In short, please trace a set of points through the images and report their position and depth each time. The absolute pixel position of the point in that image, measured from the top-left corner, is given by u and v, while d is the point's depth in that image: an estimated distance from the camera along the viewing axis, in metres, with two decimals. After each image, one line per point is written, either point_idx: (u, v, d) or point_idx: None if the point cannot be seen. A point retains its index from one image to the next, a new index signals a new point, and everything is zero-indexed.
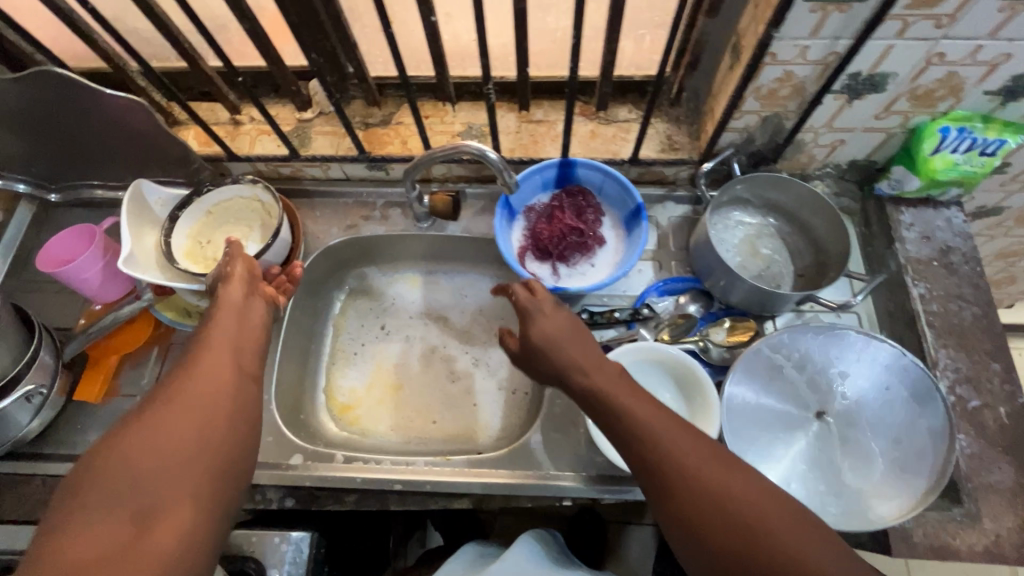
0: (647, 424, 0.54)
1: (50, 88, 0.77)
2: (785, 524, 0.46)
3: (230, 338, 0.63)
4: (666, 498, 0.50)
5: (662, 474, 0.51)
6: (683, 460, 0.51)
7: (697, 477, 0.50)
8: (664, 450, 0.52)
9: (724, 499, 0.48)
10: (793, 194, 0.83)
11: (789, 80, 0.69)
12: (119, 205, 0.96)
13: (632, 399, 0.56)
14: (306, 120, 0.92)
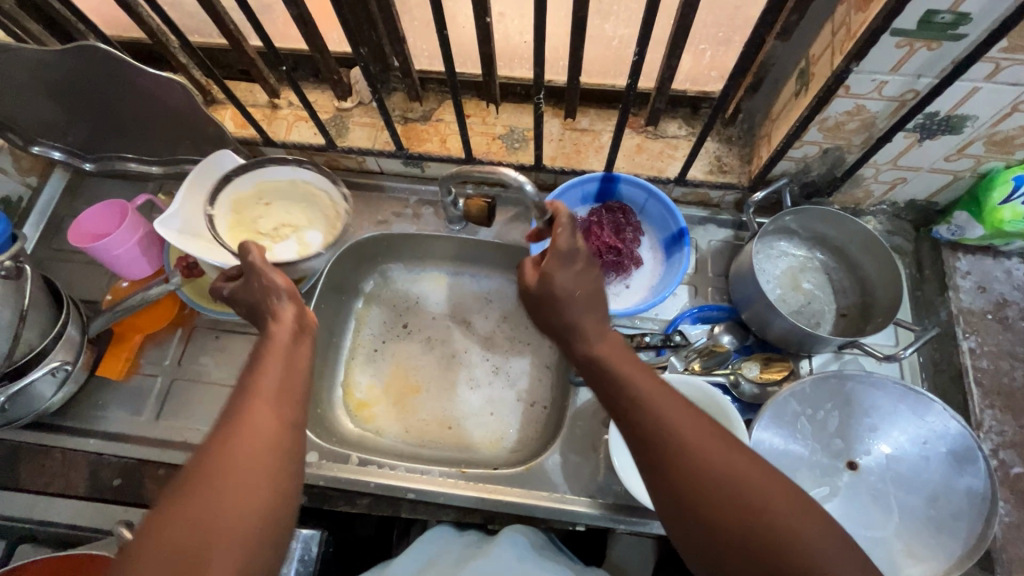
0: (694, 442, 0.49)
1: (93, 63, 0.75)
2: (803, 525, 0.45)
3: (276, 374, 0.54)
4: (708, 520, 0.46)
5: (707, 496, 0.46)
6: (734, 480, 0.47)
7: (736, 488, 0.46)
8: (713, 473, 0.47)
9: (775, 529, 0.45)
10: (844, 230, 0.79)
11: (859, 114, 0.65)
12: (152, 179, 0.96)
13: (676, 408, 0.51)
14: (344, 109, 0.90)
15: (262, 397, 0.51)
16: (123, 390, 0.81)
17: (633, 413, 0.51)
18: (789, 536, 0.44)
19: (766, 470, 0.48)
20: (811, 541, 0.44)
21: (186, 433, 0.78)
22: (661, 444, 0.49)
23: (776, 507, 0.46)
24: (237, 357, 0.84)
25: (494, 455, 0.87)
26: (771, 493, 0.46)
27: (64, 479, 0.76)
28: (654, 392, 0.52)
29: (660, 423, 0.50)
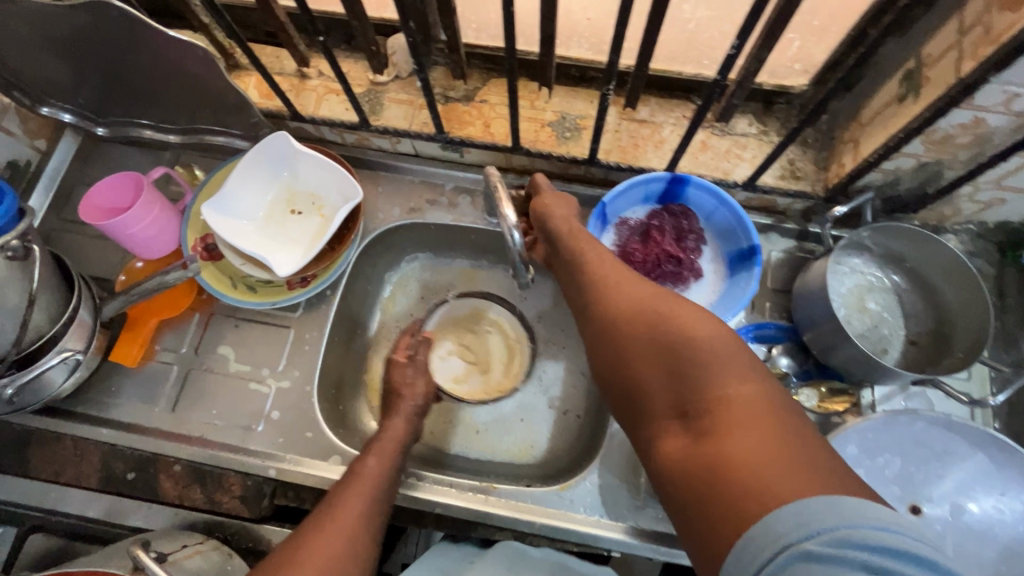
0: (633, 298, 0.52)
1: (105, 21, 0.67)
2: (696, 338, 0.45)
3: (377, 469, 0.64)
4: (637, 368, 0.48)
5: (636, 341, 0.49)
6: (659, 325, 0.48)
7: (647, 317, 0.49)
8: (640, 319, 0.49)
9: (693, 364, 0.44)
10: (929, 253, 0.71)
11: (975, 127, 0.57)
12: (169, 149, 0.89)
13: (629, 280, 0.55)
14: (380, 83, 0.82)
15: (356, 490, 0.60)
16: (137, 378, 0.77)
17: (584, 282, 0.58)
18: (705, 367, 0.43)
19: (708, 320, 0.46)
20: (736, 383, 0.41)
21: (202, 427, 0.74)
22: (586, 282, 0.58)
23: (698, 344, 0.44)
24: (257, 348, 0.78)
25: (521, 463, 0.82)
26: (701, 332, 0.45)
27: (76, 469, 0.73)
28: (609, 271, 0.57)
29: (606, 288, 0.55)
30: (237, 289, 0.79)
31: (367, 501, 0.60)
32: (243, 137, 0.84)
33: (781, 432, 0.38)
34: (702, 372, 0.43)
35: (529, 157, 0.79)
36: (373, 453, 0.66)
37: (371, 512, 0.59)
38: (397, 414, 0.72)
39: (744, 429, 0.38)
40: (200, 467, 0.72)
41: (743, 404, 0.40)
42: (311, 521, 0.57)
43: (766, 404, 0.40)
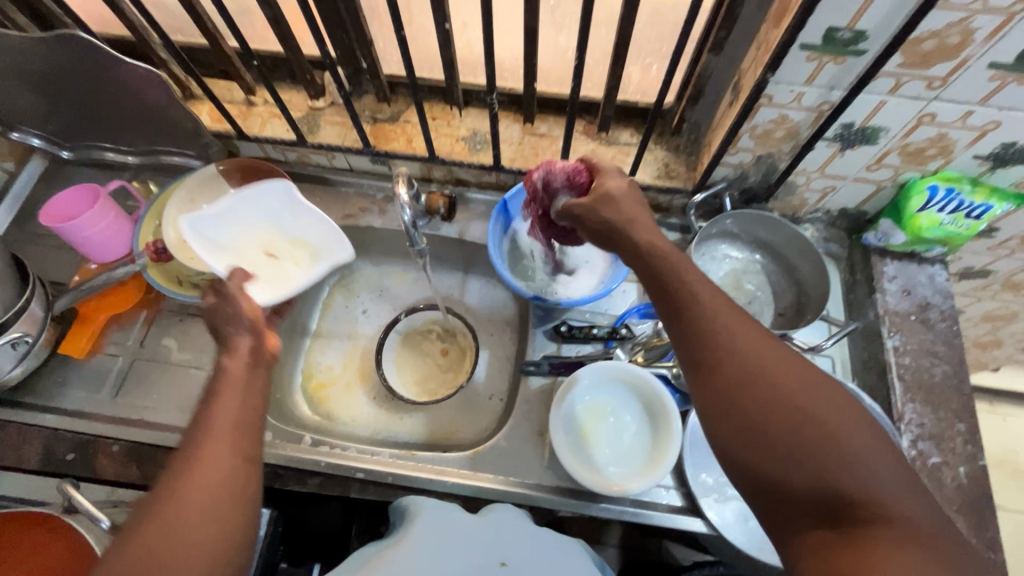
0: (796, 394, 0.48)
1: (72, 53, 0.79)
2: (850, 430, 0.46)
3: (231, 419, 0.54)
4: (761, 456, 0.48)
5: (778, 437, 0.47)
6: (824, 429, 0.46)
7: (796, 408, 0.47)
8: (803, 420, 0.46)
9: (852, 477, 0.44)
10: (781, 234, 0.84)
11: (783, 122, 0.71)
12: (128, 169, 0.99)
13: (795, 368, 0.49)
14: (317, 108, 0.94)
15: (217, 443, 0.52)
16: (83, 369, 0.84)
17: (718, 356, 0.51)
18: (861, 483, 0.44)
19: (855, 417, 0.47)
20: (887, 495, 0.44)
21: (142, 411, 0.81)
22: (729, 364, 0.50)
23: (853, 454, 0.45)
24: (200, 340, 0.86)
25: (447, 442, 0.89)
26: (852, 437, 0.45)
27: (16, 454, 0.77)
28: (744, 342, 0.51)
29: (744, 374, 0.49)
30: (184, 286, 0.87)
31: (229, 439, 0.53)
32: (197, 157, 0.95)
33: (929, 554, 0.41)
34: (853, 472, 0.44)
35: (446, 166, 0.91)
36: (218, 404, 0.55)
37: (235, 448, 0.53)
38: (238, 349, 0.60)
39: (898, 548, 0.42)
40: (139, 447, 0.78)
41: (892, 517, 0.43)
42: (171, 471, 0.51)
43: (922, 521, 0.43)
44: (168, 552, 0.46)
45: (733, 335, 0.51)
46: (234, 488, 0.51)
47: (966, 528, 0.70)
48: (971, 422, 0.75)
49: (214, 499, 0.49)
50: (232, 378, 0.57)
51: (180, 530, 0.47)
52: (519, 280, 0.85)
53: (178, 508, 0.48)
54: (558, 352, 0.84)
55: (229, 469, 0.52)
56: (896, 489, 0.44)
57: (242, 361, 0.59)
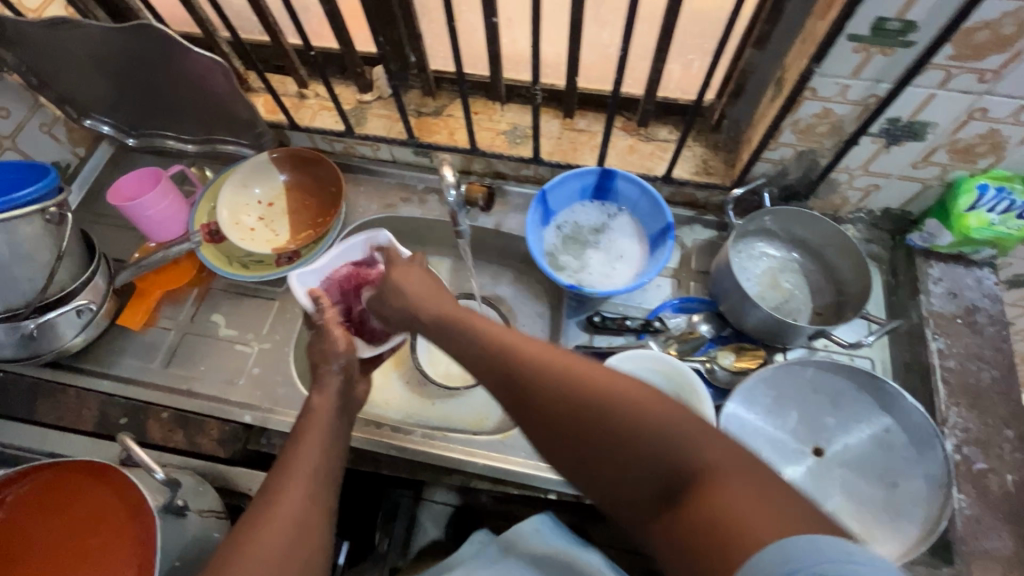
0: (570, 386, 0.52)
1: (148, 44, 0.85)
2: (651, 405, 0.48)
3: (317, 448, 0.66)
4: (611, 458, 0.49)
5: (598, 429, 0.49)
6: (598, 407, 0.49)
7: (591, 397, 0.50)
8: (588, 404, 0.50)
9: (628, 440, 0.47)
10: (821, 232, 0.84)
11: (827, 116, 0.71)
12: (186, 157, 1.05)
13: (564, 357, 0.54)
14: (365, 102, 0.98)
15: (304, 462, 0.64)
16: (138, 341, 0.88)
17: (528, 379, 0.54)
18: (670, 456, 0.45)
19: (648, 395, 0.49)
20: (709, 450, 0.44)
21: (191, 382, 0.85)
22: (531, 389, 0.54)
23: (658, 427, 0.47)
24: (246, 317, 0.90)
25: (478, 429, 0.90)
26: (650, 411, 0.48)
27: (75, 415, 0.82)
28: (551, 353, 0.56)
29: (563, 378, 0.52)
30: (233, 266, 0.91)
31: (321, 461, 0.65)
32: (250, 145, 1.00)
33: (759, 501, 0.40)
34: (661, 433, 0.46)
35: (486, 159, 0.94)
36: (309, 433, 0.68)
37: (319, 478, 0.64)
38: (328, 386, 0.73)
39: (742, 496, 0.40)
40: (186, 415, 0.81)
41: (714, 470, 0.42)
42: (266, 490, 0.62)
43: (735, 465, 0.42)
44: (281, 547, 0.57)
45: (508, 346, 0.57)
46: (324, 498, 0.63)
47: (1014, 537, 0.67)
48: (1021, 429, 0.73)
49: (312, 508, 0.61)
50: (321, 411, 0.70)
51: (290, 529, 0.58)
52: (559, 271, 0.87)
53: (285, 511, 0.59)
54: (590, 342, 0.85)
55: (322, 485, 0.64)
56: (688, 436, 0.45)
57: (329, 397, 0.72)
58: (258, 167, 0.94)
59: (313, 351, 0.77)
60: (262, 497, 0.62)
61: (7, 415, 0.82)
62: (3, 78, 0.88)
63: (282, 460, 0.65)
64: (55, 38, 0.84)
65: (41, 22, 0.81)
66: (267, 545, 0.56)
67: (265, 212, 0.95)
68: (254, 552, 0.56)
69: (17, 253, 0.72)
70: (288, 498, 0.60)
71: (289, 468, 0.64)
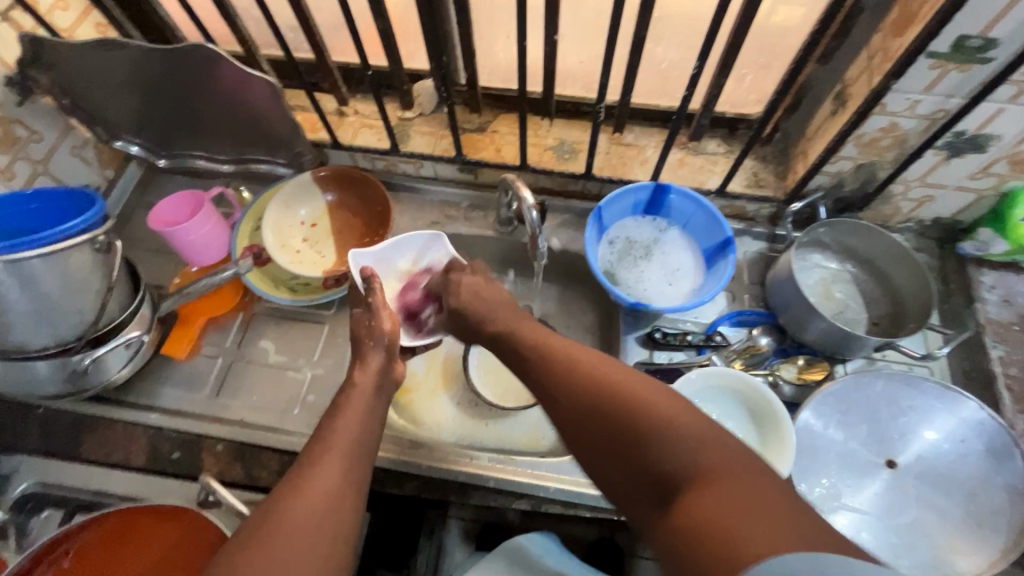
0: (587, 385, 0.54)
1: (190, 64, 0.82)
2: (666, 405, 0.50)
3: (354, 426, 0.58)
4: (614, 453, 0.51)
5: (605, 425, 0.51)
6: (610, 404, 0.52)
7: (606, 392, 0.53)
8: (600, 400, 0.52)
9: (631, 436, 0.49)
10: (876, 243, 0.84)
11: (893, 131, 0.72)
12: (220, 177, 1.02)
13: (588, 359, 0.57)
14: (407, 118, 0.97)
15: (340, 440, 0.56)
16: (184, 370, 0.85)
17: (553, 373, 0.58)
18: (673, 452, 0.47)
19: (667, 396, 0.51)
20: (711, 454, 0.45)
21: (243, 412, 0.82)
22: (556, 379, 0.57)
23: (669, 426, 0.48)
24: (296, 342, 0.88)
25: (535, 449, 0.89)
26: (664, 410, 0.49)
27: (123, 451, 0.78)
28: (580, 354, 0.58)
29: (582, 376, 0.55)
30: (280, 290, 0.90)
31: (357, 435, 0.57)
32: (288, 164, 0.97)
33: (748, 506, 0.41)
34: (672, 432, 0.48)
35: (534, 174, 0.93)
36: (346, 410, 0.60)
37: (357, 459, 0.55)
38: (370, 363, 0.65)
39: (738, 501, 0.41)
40: (242, 447, 0.78)
41: (720, 473, 0.44)
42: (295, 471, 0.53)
43: (734, 468, 0.44)
44: (308, 525, 0.48)
45: (541, 347, 0.61)
46: (360, 477, 0.55)
47: None
48: None
49: (347, 485, 0.53)
50: (362, 388, 0.62)
51: (322, 505, 0.50)
52: (619, 286, 0.85)
53: (315, 486, 0.51)
54: (651, 358, 0.84)
55: (357, 462, 0.55)
56: (699, 439, 0.47)
57: (369, 375, 0.64)
58: (304, 186, 0.92)
59: (357, 324, 0.69)
60: (291, 472, 0.53)
61: (51, 454, 0.78)
62: (37, 100, 0.84)
63: (316, 438, 0.57)
64: (97, 57, 0.81)
65: (87, 41, 0.79)
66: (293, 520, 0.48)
67: (311, 231, 0.93)
68: (279, 531, 0.47)
69: (69, 286, 0.69)
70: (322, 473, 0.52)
71: (321, 444, 0.55)
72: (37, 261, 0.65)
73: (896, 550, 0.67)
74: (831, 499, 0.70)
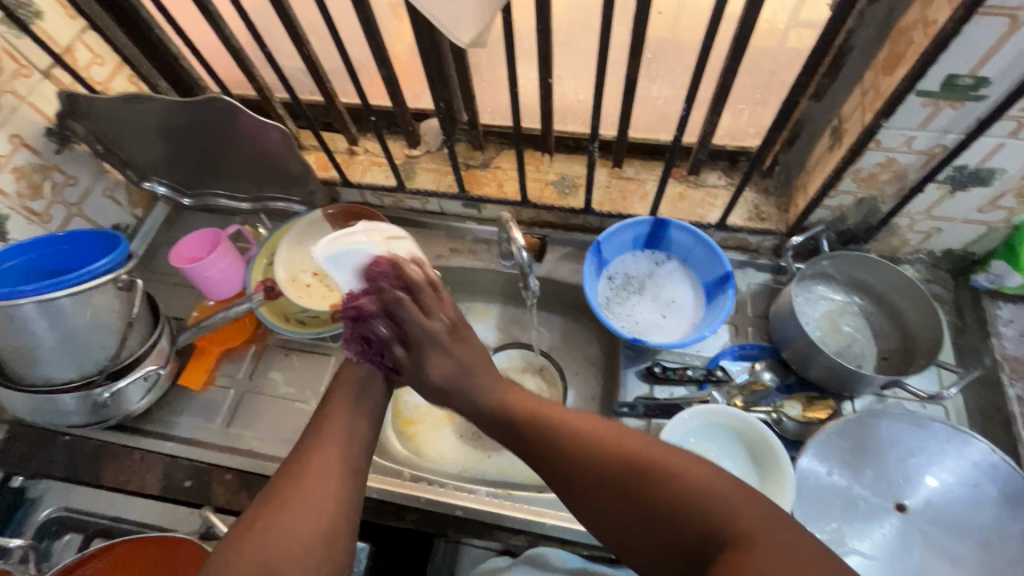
0: (600, 450, 0.53)
1: (212, 113, 0.88)
2: (678, 461, 0.51)
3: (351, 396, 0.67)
4: (634, 515, 0.50)
5: (629, 488, 0.51)
6: (635, 468, 0.51)
7: (620, 455, 0.52)
8: (621, 463, 0.52)
9: (660, 500, 0.49)
10: (883, 276, 0.82)
11: (890, 165, 0.71)
12: (239, 214, 1.07)
13: (598, 427, 0.56)
14: (414, 156, 1.00)
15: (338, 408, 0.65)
16: (197, 400, 0.89)
17: (559, 439, 0.56)
18: (695, 506, 0.48)
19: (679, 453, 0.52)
20: (742, 514, 0.47)
21: (252, 442, 0.85)
22: (564, 448, 0.55)
23: (690, 482, 0.49)
24: (305, 373, 0.91)
25: (536, 483, 0.89)
26: (681, 466, 0.50)
27: (140, 478, 0.82)
28: (581, 421, 0.57)
29: (597, 448, 0.54)
30: (291, 323, 0.93)
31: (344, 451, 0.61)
32: (300, 202, 1.02)
33: (783, 562, 0.43)
34: (690, 488, 0.48)
35: (535, 209, 0.95)
36: (342, 387, 0.68)
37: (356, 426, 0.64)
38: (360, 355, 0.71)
39: (772, 564, 0.43)
40: (249, 476, 0.81)
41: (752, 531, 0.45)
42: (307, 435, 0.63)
43: (766, 529, 0.46)
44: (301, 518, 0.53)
45: (545, 412, 0.59)
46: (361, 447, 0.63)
47: None
48: None
49: (350, 445, 0.62)
50: (350, 384, 0.68)
51: (331, 463, 0.59)
52: (614, 321, 0.86)
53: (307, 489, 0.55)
54: (651, 393, 0.83)
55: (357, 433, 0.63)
56: (724, 488, 0.48)
57: (349, 390, 0.67)
58: (316, 223, 0.98)
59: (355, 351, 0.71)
60: (310, 430, 0.63)
61: (73, 479, 0.82)
62: (73, 147, 0.92)
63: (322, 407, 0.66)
64: (124, 110, 0.88)
65: (115, 96, 0.86)
66: (284, 525, 0.52)
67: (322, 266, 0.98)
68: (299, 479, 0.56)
69: (93, 323, 0.74)
70: (326, 441, 0.61)
71: (323, 419, 0.64)
72: (66, 300, 0.70)
73: None
74: (838, 544, 0.68)
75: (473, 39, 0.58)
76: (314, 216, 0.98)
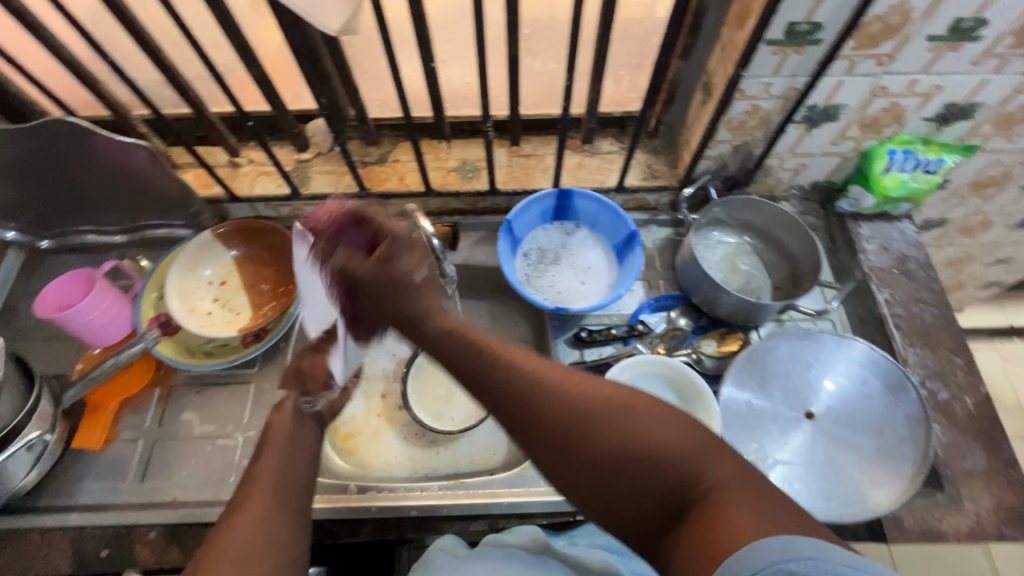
0: (569, 399, 0.50)
1: (57, 138, 0.78)
2: (652, 418, 0.47)
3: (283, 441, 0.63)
4: (603, 473, 0.47)
5: (599, 443, 0.47)
6: (606, 417, 0.48)
7: (591, 407, 0.49)
8: (593, 410, 0.49)
9: (641, 460, 0.46)
10: (765, 214, 0.90)
11: (756, 112, 0.78)
12: (113, 249, 0.96)
13: (561, 377, 0.52)
14: (305, 160, 0.95)
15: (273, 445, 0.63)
16: (99, 461, 0.80)
17: (527, 387, 0.52)
18: (665, 463, 0.45)
19: (654, 409, 0.48)
20: (717, 467, 0.45)
21: (174, 491, 0.78)
22: (530, 399, 0.51)
23: (658, 436, 0.46)
24: (221, 408, 0.84)
25: (488, 468, 0.89)
26: (654, 421, 0.47)
27: (44, 559, 0.72)
28: (545, 371, 0.52)
29: (568, 399, 0.50)
30: (195, 356, 0.86)
31: (271, 504, 0.54)
32: (185, 226, 0.93)
33: (755, 512, 0.41)
34: (664, 443, 0.46)
35: (442, 198, 0.94)
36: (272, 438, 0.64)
37: (291, 469, 0.61)
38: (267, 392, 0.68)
39: (742, 509, 0.41)
40: (176, 528, 0.74)
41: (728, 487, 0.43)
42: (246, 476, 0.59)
43: (739, 483, 0.43)
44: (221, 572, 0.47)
45: (504, 370, 0.53)
46: (293, 490, 0.58)
47: (985, 452, 0.76)
48: (967, 355, 0.83)
49: (286, 483, 0.58)
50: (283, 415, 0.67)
51: (268, 501, 0.55)
52: (536, 295, 0.87)
53: (229, 546, 0.49)
54: (582, 358, 0.86)
55: (292, 470, 0.60)
56: (700, 444, 0.46)
57: (277, 445, 0.63)
58: (207, 244, 0.90)
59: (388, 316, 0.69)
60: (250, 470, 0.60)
61: None
62: None
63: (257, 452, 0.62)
64: None
65: None
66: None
67: (222, 289, 0.91)
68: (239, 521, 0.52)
69: None
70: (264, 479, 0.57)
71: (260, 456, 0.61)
72: None
73: (825, 494, 0.72)
74: (762, 460, 0.75)
75: (343, 25, 0.56)
76: (203, 237, 0.90)
